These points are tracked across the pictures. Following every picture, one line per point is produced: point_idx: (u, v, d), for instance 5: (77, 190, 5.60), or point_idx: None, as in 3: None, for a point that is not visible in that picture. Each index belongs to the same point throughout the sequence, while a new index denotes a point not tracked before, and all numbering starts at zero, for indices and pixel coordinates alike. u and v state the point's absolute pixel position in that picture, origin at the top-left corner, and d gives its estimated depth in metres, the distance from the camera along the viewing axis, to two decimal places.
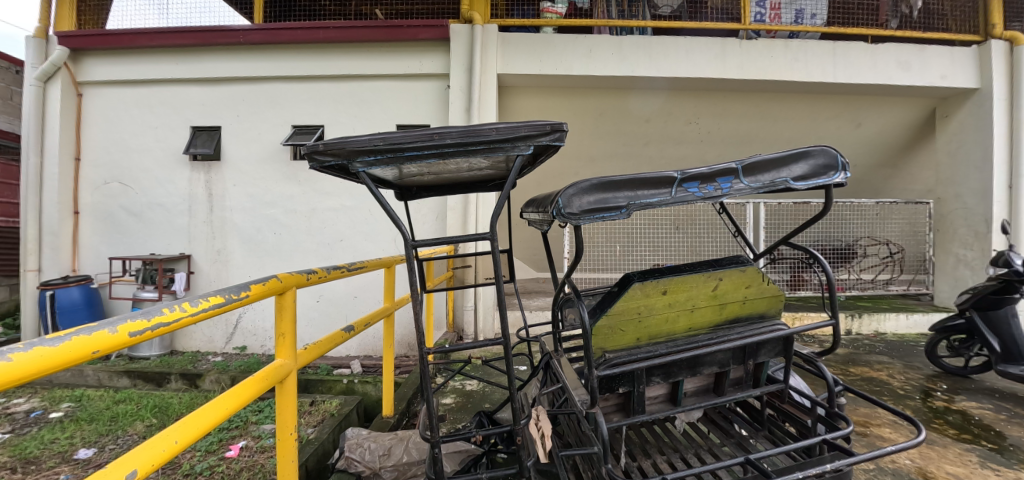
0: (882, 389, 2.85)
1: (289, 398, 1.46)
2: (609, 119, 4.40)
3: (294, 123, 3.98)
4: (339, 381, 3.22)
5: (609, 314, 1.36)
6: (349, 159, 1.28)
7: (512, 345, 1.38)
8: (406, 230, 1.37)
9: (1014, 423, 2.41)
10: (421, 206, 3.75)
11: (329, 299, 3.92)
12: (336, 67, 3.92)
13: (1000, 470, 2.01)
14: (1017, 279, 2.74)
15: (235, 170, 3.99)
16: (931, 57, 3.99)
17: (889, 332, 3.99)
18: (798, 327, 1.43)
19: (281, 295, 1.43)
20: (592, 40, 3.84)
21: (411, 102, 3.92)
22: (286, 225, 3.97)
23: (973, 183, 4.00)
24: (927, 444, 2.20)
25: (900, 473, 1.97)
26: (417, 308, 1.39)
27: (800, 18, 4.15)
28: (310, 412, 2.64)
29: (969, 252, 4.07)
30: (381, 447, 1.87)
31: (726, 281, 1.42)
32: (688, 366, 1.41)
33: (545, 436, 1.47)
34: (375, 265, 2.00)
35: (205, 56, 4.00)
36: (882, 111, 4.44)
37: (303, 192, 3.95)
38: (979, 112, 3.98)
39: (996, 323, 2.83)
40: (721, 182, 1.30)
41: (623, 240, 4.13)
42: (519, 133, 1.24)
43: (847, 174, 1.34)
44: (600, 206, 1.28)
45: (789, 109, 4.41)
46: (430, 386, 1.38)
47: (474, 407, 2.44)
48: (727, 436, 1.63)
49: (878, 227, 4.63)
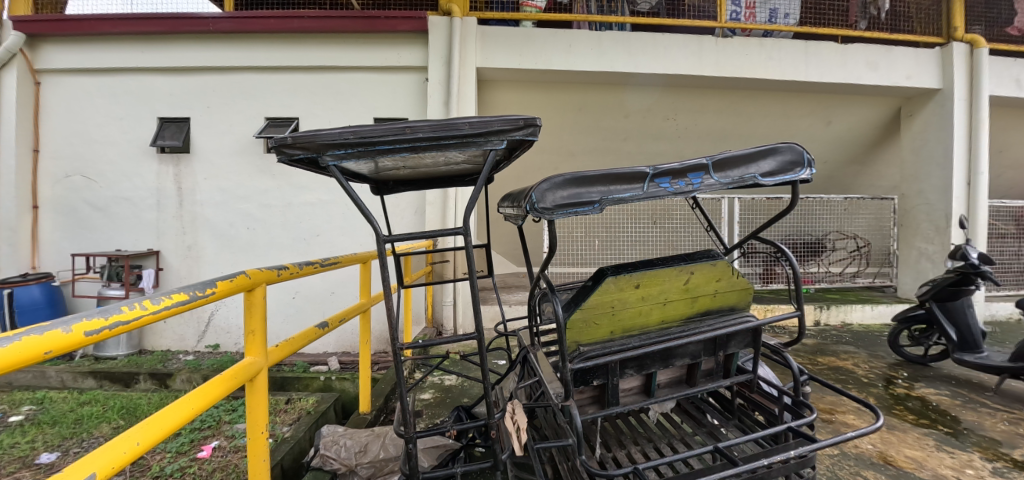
0: (848, 377, 2.97)
1: (260, 396, 1.42)
2: (589, 114, 4.41)
3: (269, 115, 3.88)
4: (316, 378, 3.20)
5: (582, 308, 1.37)
6: (320, 152, 1.24)
7: (484, 340, 1.36)
8: (377, 225, 1.32)
9: (968, 408, 2.55)
10: (400, 201, 3.72)
11: (305, 295, 3.85)
12: (311, 58, 3.83)
13: (954, 452, 2.12)
14: (973, 272, 2.87)
15: (205, 163, 3.87)
16: (897, 58, 4.14)
17: (855, 322, 4.15)
18: (766, 319, 1.46)
19: (251, 292, 1.39)
20: (572, 35, 3.83)
21: (389, 95, 3.86)
22: (261, 219, 3.88)
23: (935, 180, 4.18)
24: (888, 429, 2.32)
25: (863, 458, 2.07)
26: (391, 303, 1.38)
27: (774, 17, 4.24)
28: (286, 411, 2.63)
29: (931, 246, 4.25)
30: (358, 444, 1.85)
31: (698, 275, 1.43)
32: (661, 358, 1.43)
33: (521, 428, 1.46)
34: (350, 260, 1.96)
35: (173, 44, 3.85)
36: (852, 109, 4.57)
37: (278, 186, 3.85)
38: (941, 111, 4.15)
39: (952, 313, 2.98)
40: (693, 178, 1.31)
41: (602, 235, 4.16)
42: (492, 128, 1.23)
43: (813, 171, 1.37)
44: (574, 201, 1.28)
45: (764, 106, 4.50)
46: (406, 382, 1.38)
47: (452, 402, 2.44)
48: (700, 425, 1.66)
49: (846, 221, 4.73)
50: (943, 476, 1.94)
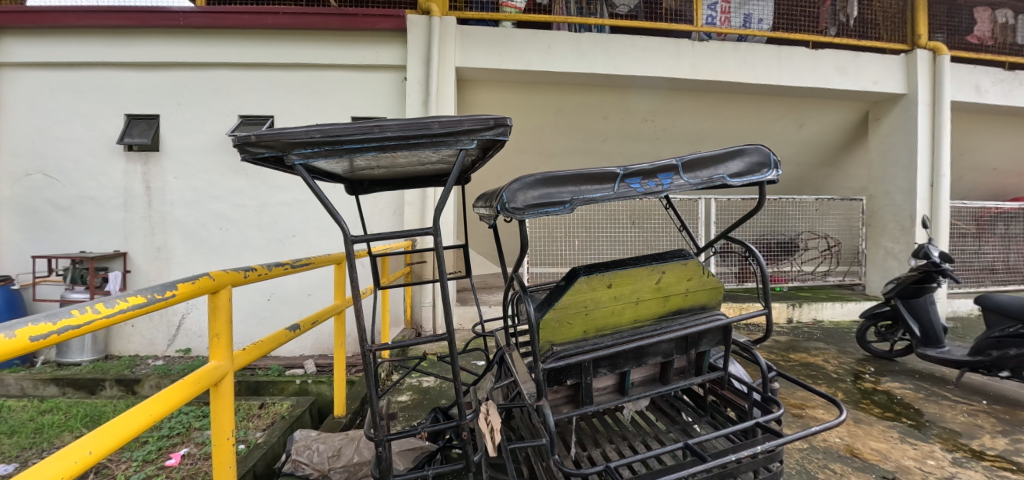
0: (818, 373, 3.05)
1: (225, 402, 1.39)
2: (569, 114, 4.43)
3: (242, 113, 3.79)
4: (292, 381, 3.14)
5: (555, 308, 1.37)
6: (285, 151, 1.21)
7: (455, 342, 1.35)
8: (344, 225, 1.29)
9: (930, 401, 2.65)
10: (379, 200, 3.67)
11: (280, 297, 3.76)
12: (287, 55, 3.75)
13: (917, 444, 2.20)
14: (936, 269, 2.98)
15: (175, 162, 3.75)
16: (865, 63, 4.28)
17: (826, 319, 4.28)
18: (736, 317, 1.48)
19: (215, 294, 1.35)
20: (551, 36, 3.85)
21: (367, 94, 3.81)
22: (234, 220, 3.78)
23: (901, 181, 4.34)
24: (855, 423, 2.39)
25: (831, 451, 2.13)
26: (358, 304, 1.35)
27: (748, 22, 4.35)
28: (260, 416, 2.56)
29: (897, 245, 4.41)
30: (331, 448, 1.81)
31: (669, 274, 1.45)
32: (634, 357, 1.44)
33: (494, 429, 1.43)
34: (323, 261, 1.92)
35: (141, 38, 3.73)
36: (823, 113, 4.71)
37: (252, 185, 3.76)
38: (906, 115, 4.31)
39: (916, 310, 3.09)
40: (662, 178, 1.32)
41: (582, 235, 4.18)
42: (461, 127, 1.22)
43: (779, 172, 1.40)
44: (545, 201, 1.28)
45: (739, 109, 4.60)
46: (375, 386, 1.36)
47: (430, 404, 2.42)
48: (673, 423, 1.69)
49: (818, 221, 4.84)
50: (906, 467, 2.01)
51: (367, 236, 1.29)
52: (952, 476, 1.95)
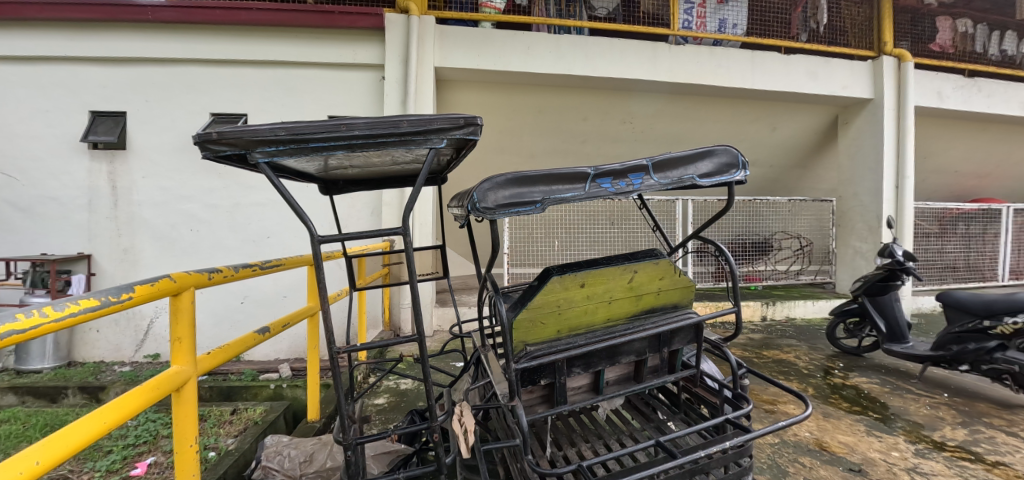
0: (790, 369, 3.14)
1: (188, 408, 1.34)
2: (548, 116, 4.46)
3: (214, 111, 3.69)
4: (266, 386, 3.07)
5: (528, 308, 1.37)
6: (248, 149, 1.19)
7: (426, 343, 1.35)
8: (311, 225, 1.27)
9: (895, 395, 2.74)
10: (356, 200, 3.62)
11: (254, 300, 3.67)
12: (261, 52, 3.66)
13: (882, 436, 2.28)
14: (899, 268, 3.10)
15: (143, 161, 3.62)
16: (835, 69, 4.42)
17: (798, 317, 4.40)
18: (706, 315, 1.51)
19: (177, 297, 1.31)
20: (530, 37, 3.85)
21: (345, 93, 3.76)
22: (206, 221, 3.67)
23: (868, 183, 4.49)
24: (825, 417, 2.46)
25: (801, 445, 2.19)
26: (325, 306, 1.32)
27: (723, 27, 4.44)
28: (232, 422, 2.49)
29: (865, 244, 4.57)
30: (303, 453, 1.78)
31: (641, 273, 1.47)
32: (607, 356, 1.45)
33: (468, 431, 1.42)
34: (294, 262, 1.89)
35: (107, 32, 3.59)
36: (795, 116, 4.84)
37: (224, 185, 3.66)
38: (873, 120, 4.47)
39: (882, 306, 3.20)
40: (633, 178, 1.34)
41: (562, 236, 4.21)
42: (431, 126, 1.21)
43: (746, 173, 1.44)
44: (516, 200, 1.28)
45: (714, 112, 4.70)
46: (343, 390, 1.34)
47: (407, 406, 2.40)
48: (648, 420, 1.70)
49: (790, 222, 4.99)
50: (871, 459, 2.07)
51: (334, 236, 1.27)
52: (914, 466, 2.02)
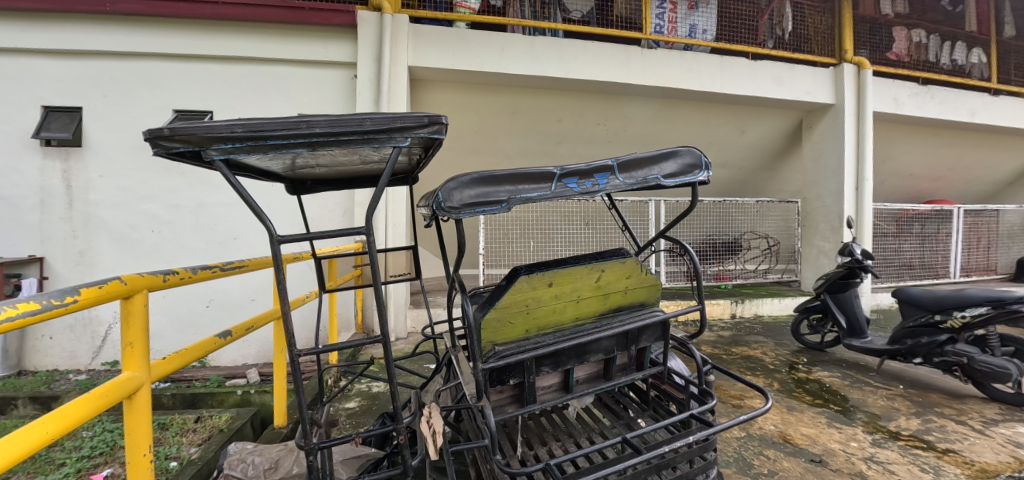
0: (757, 365, 3.23)
1: (140, 415, 1.29)
2: (523, 117, 4.47)
3: (178, 107, 3.55)
4: (232, 392, 2.97)
5: (496, 307, 1.38)
6: (202, 146, 1.16)
7: (390, 345, 1.36)
8: (269, 225, 1.25)
9: (855, 387, 2.86)
10: (328, 200, 3.55)
11: (220, 303, 3.55)
12: (228, 48, 3.55)
13: (842, 427, 2.37)
14: (858, 266, 3.20)
15: (101, 158, 3.46)
16: (799, 75, 4.59)
17: (765, 314, 4.54)
18: (672, 312, 1.54)
19: (129, 299, 1.26)
20: (505, 38, 3.86)
21: (316, 91, 3.68)
22: (168, 222, 3.53)
23: (831, 185, 4.67)
24: (789, 410, 2.55)
25: (766, 438, 2.26)
26: (285, 307, 1.31)
27: (693, 32, 4.56)
28: (195, 430, 2.40)
29: (827, 244, 4.75)
30: (268, 460, 1.73)
31: (608, 272, 1.49)
32: (576, 354, 1.47)
33: (437, 432, 1.40)
34: (258, 264, 1.85)
35: (61, 24, 3.42)
36: (762, 120, 5.00)
37: (188, 185, 3.53)
38: (835, 124, 4.66)
39: (843, 303, 3.34)
40: (599, 178, 1.36)
41: (537, 236, 4.23)
42: (394, 125, 1.20)
43: (709, 173, 1.47)
44: (481, 200, 1.28)
45: (686, 115, 4.80)
46: (304, 394, 1.32)
47: (379, 409, 2.36)
48: (617, 418, 1.73)
49: (758, 222, 5.19)
50: (831, 450, 2.16)
51: (295, 236, 1.25)
52: (871, 456, 2.11)
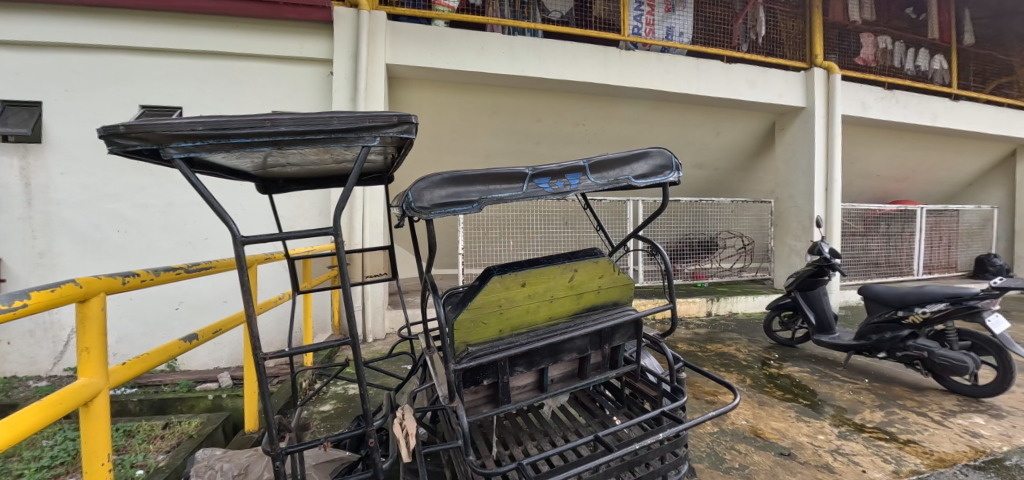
0: (730, 361, 3.31)
1: (98, 422, 1.27)
2: (503, 116, 4.47)
3: (145, 103, 3.43)
4: (203, 397, 2.89)
5: (469, 308, 1.38)
6: (161, 144, 1.15)
7: (359, 345, 1.36)
8: (233, 226, 1.25)
9: (823, 382, 2.96)
10: (303, 200, 3.48)
11: (190, 305, 3.45)
12: (198, 42, 3.44)
13: (810, 421, 2.45)
14: (826, 264, 3.34)
15: (62, 155, 3.31)
16: (771, 78, 4.71)
17: (739, 311, 4.66)
18: (645, 311, 1.56)
19: (85, 303, 1.24)
20: (484, 37, 3.85)
21: (291, 87, 3.60)
22: (135, 221, 3.41)
23: (802, 185, 4.81)
24: (761, 405, 2.62)
25: (737, 432, 2.31)
26: (250, 310, 1.32)
27: (670, 35, 4.63)
28: (163, 437, 2.32)
29: (799, 243, 4.89)
30: (237, 466, 1.68)
31: (581, 272, 1.50)
32: (550, 354, 1.48)
33: (409, 434, 1.40)
34: (226, 265, 1.83)
35: (18, 14, 3.25)
36: (736, 123, 5.12)
37: (157, 183, 3.41)
38: (805, 127, 4.80)
39: (812, 300, 3.45)
40: (570, 178, 1.37)
41: (517, 236, 4.23)
42: (361, 124, 1.19)
43: (679, 174, 1.50)
44: (452, 200, 1.28)
45: (663, 116, 4.87)
46: (268, 397, 1.31)
47: (354, 412, 2.32)
48: (593, 416, 1.75)
49: (734, 222, 5.32)
50: (800, 443, 2.23)
51: (258, 237, 1.25)
52: (837, 448, 2.19)
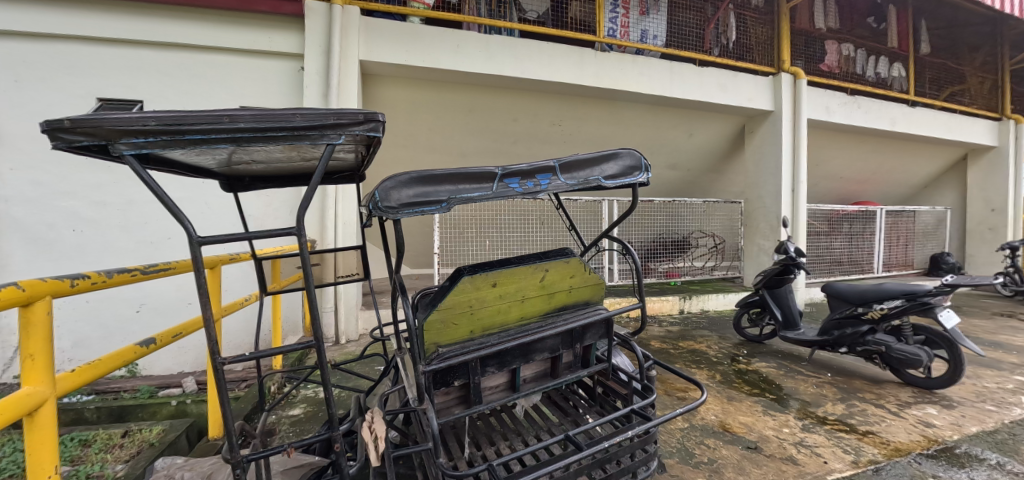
0: (701, 358, 3.39)
1: (45, 430, 1.25)
2: (479, 115, 4.46)
3: (102, 96, 3.26)
4: (166, 403, 2.79)
5: (439, 309, 1.37)
6: (110, 140, 1.13)
7: (323, 346, 1.35)
8: (189, 226, 1.25)
9: (788, 377, 3.06)
10: (274, 198, 3.38)
11: (152, 308, 3.31)
12: (160, 33, 3.30)
13: (776, 415, 2.53)
14: (792, 263, 3.46)
15: (11, 150, 3.12)
16: (741, 82, 4.84)
17: (710, 309, 4.78)
18: (615, 310, 1.58)
19: (28, 309, 1.22)
20: (459, 36, 3.83)
21: (260, 82, 3.50)
22: (91, 220, 3.24)
23: (770, 186, 4.97)
24: (731, 400, 2.69)
25: (707, 427, 2.37)
26: (206, 313, 1.30)
27: (645, 37, 4.70)
28: (122, 446, 2.22)
29: (767, 242, 5.04)
30: (199, 475, 1.62)
31: (552, 272, 1.51)
32: (521, 354, 1.48)
33: (379, 438, 1.38)
34: (187, 266, 1.79)
35: None
36: (708, 125, 5.24)
37: (116, 180, 3.26)
38: (773, 130, 4.96)
39: (779, 297, 3.56)
40: (541, 178, 1.37)
41: (493, 235, 4.23)
42: (326, 121, 1.20)
43: (648, 175, 1.53)
44: (420, 199, 1.28)
45: (638, 117, 4.95)
46: (227, 401, 1.30)
47: (325, 415, 2.27)
48: (565, 415, 1.76)
49: (705, 221, 5.41)
50: (766, 436, 2.30)
51: (215, 236, 1.24)
52: (801, 440, 2.27)
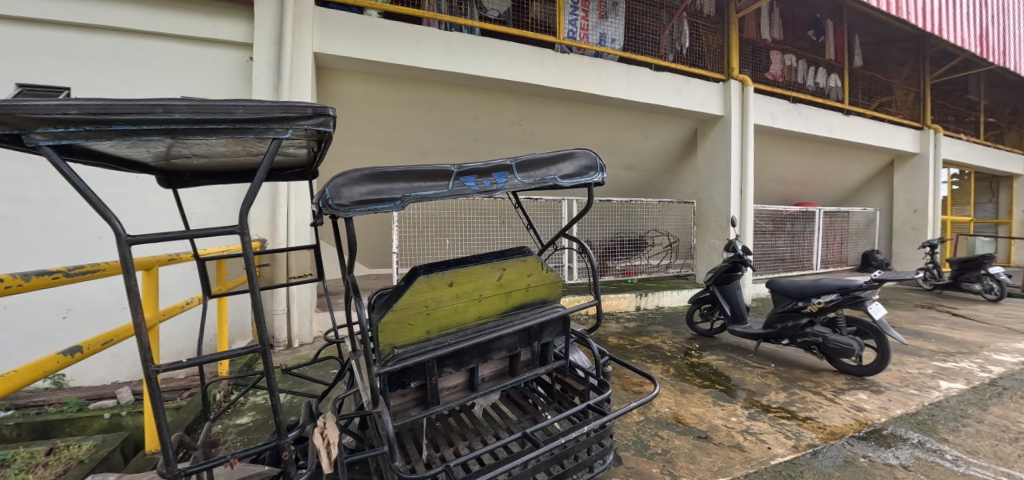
0: (657, 353, 3.51)
1: None
2: (439, 113, 4.41)
3: (20, 81, 2.96)
4: (98, 416, 2.58)
5: (393, 310, 1.35)
6: (23, 129, 1.04)
7: (269, 349, 1.30)
8: (116, 225, 1.17)
9: (736, 368, 3.23)
10: (220, 195, 3.20)
11: (82, 314, 3.05)
12: (88, 14, 3.03)
13: (725, 405, 2.66)
14: (740, 261, 3.62)
15: None
16: (694, 88, 5.05)
17: (665, 305, 4.96)
18: (572, 308, 1.61)
19: None
20: (419, 31, 3.76)
21: (204, 72, 3.30)
22: (7, 218, 2.94)
23: (720, 187, 5.21)
24: (684, 393, 2.80)
25: (661, 419, 2.46)
26: (138, 319, 1.21)
27: (603, 40, 4.81)
28: (45, 465, 2.03)
29: (718, 241, 5.28)
30: None
31: (509, 271, 1.51)
32: (479, 353, 1.48)
33: (331, 443, 1.34)
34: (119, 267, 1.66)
35: None
36: (663, 128, 5.43)
37: (37, 174, 2.97)
38: (723, 134, 5.21)
39: (728, 293, 3.75)
40: (497, 177, 1.38)
41: (454, 234, 4.20)
42: (270, 114, 1.15)
43: (603, 175, 1.56)
44: (373, 197, 1.26)
45: (597, 118, 5.05)
46: (163, 409, 1.23)
47: (276, 423, 2.18)
48: (523, 413, 1.77)
49: (661, 221, 5.61)
50: (715, 426, 2.41)
51: (148, 236, 1.17)
52: (747, 428, 2.40)
